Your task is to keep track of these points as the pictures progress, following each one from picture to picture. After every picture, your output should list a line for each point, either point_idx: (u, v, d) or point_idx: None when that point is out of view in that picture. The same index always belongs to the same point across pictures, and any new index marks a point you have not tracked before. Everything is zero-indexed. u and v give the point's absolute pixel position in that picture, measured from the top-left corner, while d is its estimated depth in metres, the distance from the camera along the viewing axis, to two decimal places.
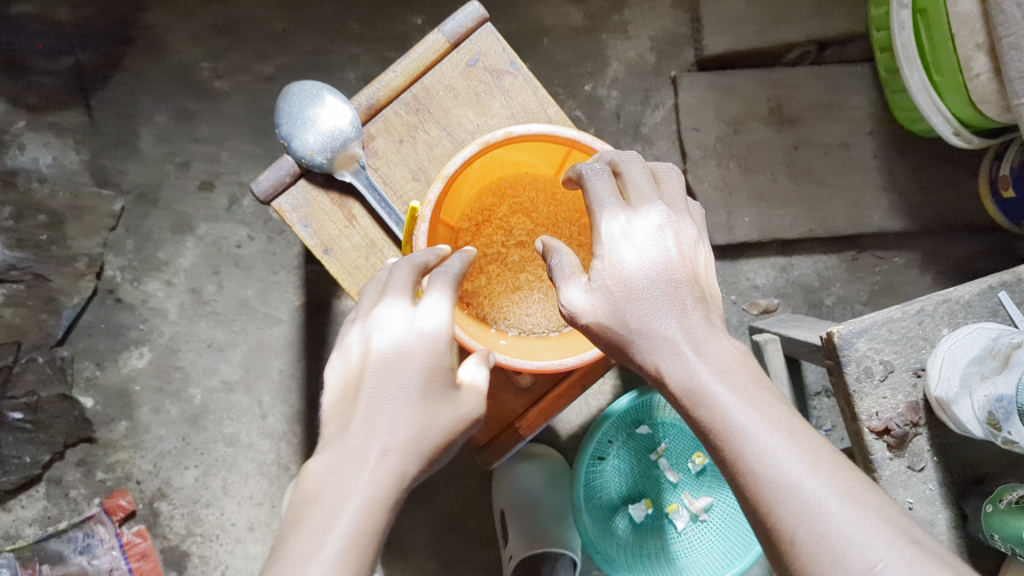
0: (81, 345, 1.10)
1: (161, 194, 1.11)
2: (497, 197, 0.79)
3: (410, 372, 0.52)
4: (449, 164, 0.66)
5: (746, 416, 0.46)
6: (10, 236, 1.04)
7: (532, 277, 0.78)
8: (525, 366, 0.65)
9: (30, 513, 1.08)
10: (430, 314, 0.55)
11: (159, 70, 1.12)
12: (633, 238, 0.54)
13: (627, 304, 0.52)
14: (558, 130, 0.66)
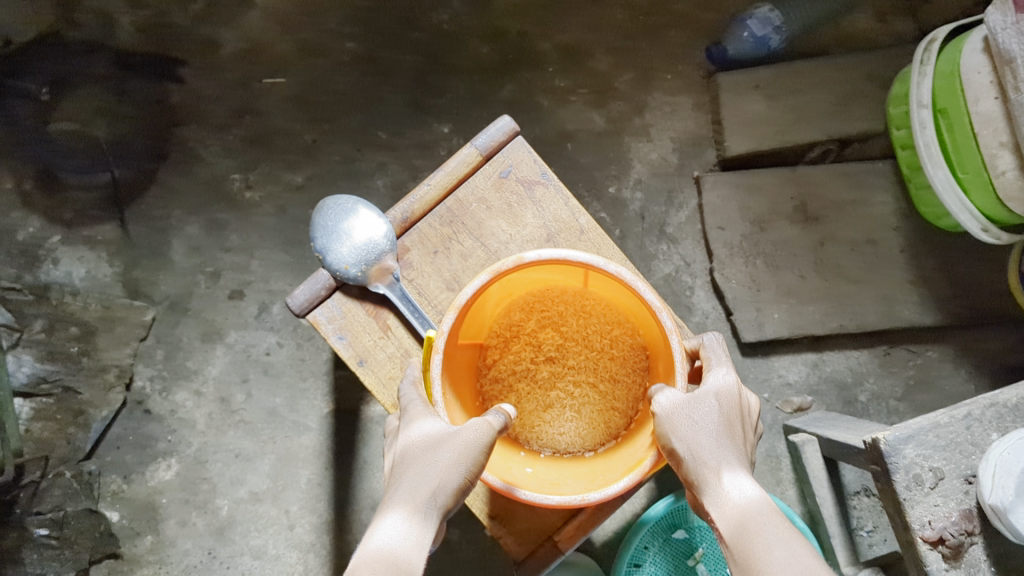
0: (108, 458, 1.09)
1: (191, 303, 1.12)
2: (525, 312, 0.77)
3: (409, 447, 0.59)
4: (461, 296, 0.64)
5: (768, 521, 0.51)
6: (42, 349, 1.08)
7: (563, 395, 0.75)
8: (544, 501, 0.61)
9: None
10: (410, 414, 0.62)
11: (191, 182, 1.14)
12: (726, 389, 0.60)
13: (713, 425, 0.57)
14: (568, 253, 0.64)
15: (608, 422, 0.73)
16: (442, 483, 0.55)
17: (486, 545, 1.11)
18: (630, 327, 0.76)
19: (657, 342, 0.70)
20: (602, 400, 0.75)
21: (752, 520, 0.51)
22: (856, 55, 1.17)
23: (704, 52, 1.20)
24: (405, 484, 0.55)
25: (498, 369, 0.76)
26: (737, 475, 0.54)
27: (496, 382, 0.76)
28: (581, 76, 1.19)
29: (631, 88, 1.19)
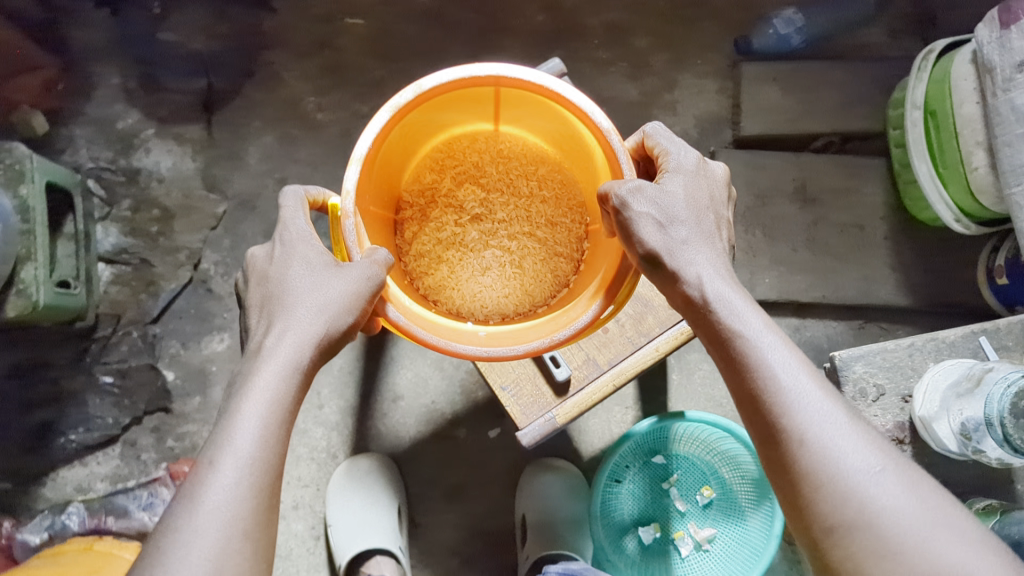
0: (170, 325, 1.25)
1: (258, 203, 1.28)
2: (438, 175, 0.91)
3: (296, 292, 0.67)
4: (362, 143, 0.69)
5: (757, 333, 0.64)
6: (127, 225, 1.25)
7: (497, 250, 0.90)
8: (506, 354, 0.68)
9: (103, 470, 1.22)
10: (302, 256, 0.69)
11: (272, 99, 1.30)
12: (692, 190, 0.70)
13: (686, 228, 0.68)
14: (471, 70, 0.71)
15: (555, 266, 0.88)
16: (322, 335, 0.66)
17: (486, 446, 1.27)
18: (550, 163, 0.91)
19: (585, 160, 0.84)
20: (540, 247, 0.90)
21: (749, 335, 0.64)
22: (867, 62, 1.32)
23: (732, 44, 1.35)
24: (271, 344, 0.65)
25: (428, 236, 0.89)
26: (706, 274, 0.67)
27: (424, 251, 0.89)
28: (621, 51, 1.34)
29: (664, 67, 1.35)
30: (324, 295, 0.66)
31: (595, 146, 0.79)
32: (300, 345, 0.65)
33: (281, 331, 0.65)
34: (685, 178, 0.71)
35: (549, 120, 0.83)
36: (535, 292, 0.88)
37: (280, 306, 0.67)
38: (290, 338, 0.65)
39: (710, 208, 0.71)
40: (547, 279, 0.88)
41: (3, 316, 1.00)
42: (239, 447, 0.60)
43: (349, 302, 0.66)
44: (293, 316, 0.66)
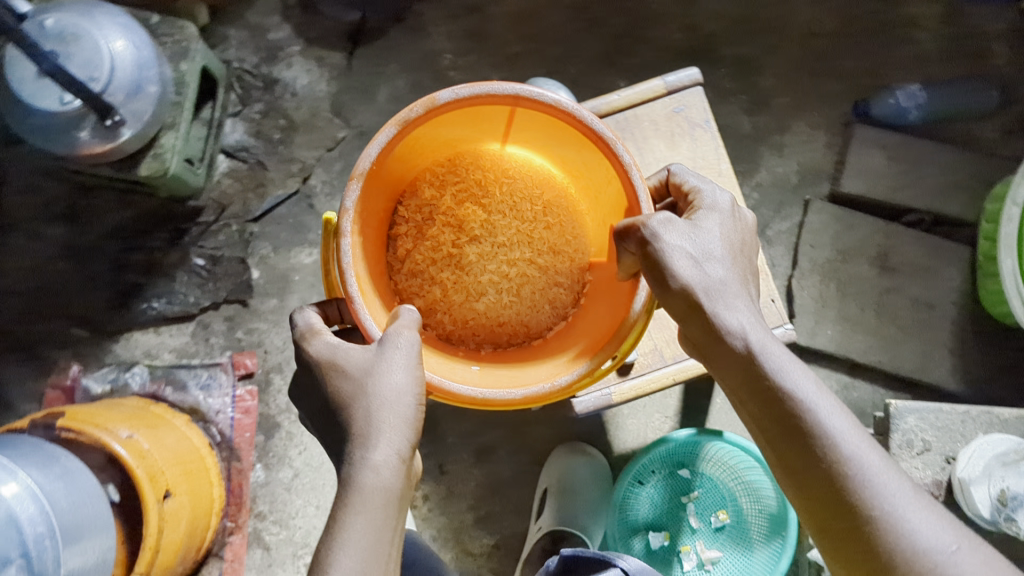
0: (267, 228, 1.32)
1: (375, 138, 1.35)
2: (438, 191, 0.96)
3: (365, 391, 0.68)
4: (363, 160, 0.76)
5: (811, 399, 0.67)
6: (253, 127, 1.33)
7: (494, 273, 0.95)
8: (493, 398, 0.74)
9: (173, 342, 1.29)
10: (353, 358, 0.71)
11: (413, 48, 1.37)
12: (726, 235, 0.75)
13: (720, 272, 0.72)
14: (492, 86, 0.77)
15: (552, 297, 0.95)
16: (404, 424, 0.68)
17: (526, 415, 1.33)
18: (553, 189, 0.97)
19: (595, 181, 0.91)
20: (540, 275, 0.95)
21: (803, 396, 0.67)
22: (976, 154, 1.36)
23: (851, 105, 1.40)
24: (356, 462, 0.65)
25: (423, 253, 0.94)
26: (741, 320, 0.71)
27: (417, 267, 0.94)
28: (745, 85, 1.40)
29: (782, 110, 1.40)
30: (382, 390, 0.68)
31: (609, 181, 0.87)
32: (396, 436, 0.67)
33: (370, 432, 0.66)
34: (722, 221, 0.76)
35: (560, 145, 0.90)
36: (529, 324, 0.94)
37: (358, 413, 0.68)
38: (383, 434, 0.66)
39: (740, 256, 0.75)
40: (544, 311, 0.95)
41: (135, 173, 1.08)
42: (359, 545, 0.61)
43: (409, 388, 0.69)
44: (374, 415, 0.67)
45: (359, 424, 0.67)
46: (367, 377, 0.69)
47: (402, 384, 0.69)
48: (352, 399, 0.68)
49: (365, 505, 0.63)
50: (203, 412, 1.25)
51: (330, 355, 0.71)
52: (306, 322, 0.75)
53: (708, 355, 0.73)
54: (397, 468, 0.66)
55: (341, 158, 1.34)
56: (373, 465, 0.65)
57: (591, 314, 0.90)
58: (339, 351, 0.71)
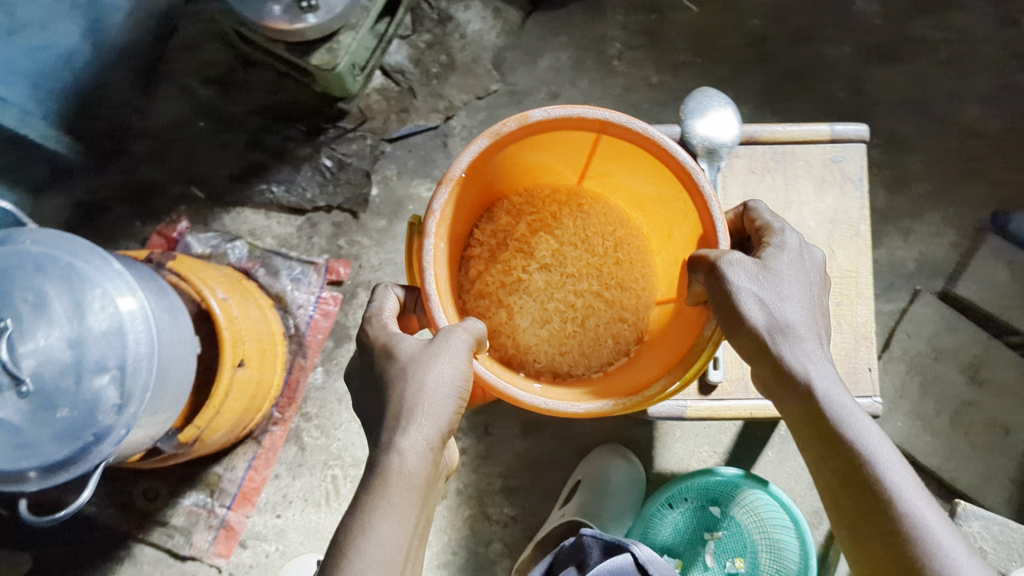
0: (398, 152, 1.35)
1: (524, 100, 1.37)
2: (513, 218, 0.96)
3: (404, 378, 0.69)
4: (456, 166, 0.76)
5: (871, 446, 0.67)
6: (415, 54, 1.36)
7: (561, 302, 0.94)
8: (556, 408, 0.73)
9: (278, 230, 1.32)
10: (403, 344, 0.71)
11: (587, 27, 1.39)
12: (798, 274, 0.74)
13: (787, 313, 0.71)
14: (584, 108, 0.77)
15: (616, 332, 0.93)
16: (439, 414, 0.68)
17: None
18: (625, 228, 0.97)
19: (671, 218, 0.89)
20: (606, 307, 0.94)
21: (860, 441, 0.67)
22: None
23: (990, 214, 1.38)
24: (386, 446, 0.66)
25: (492, 277, 0.94)
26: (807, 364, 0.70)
27: (485, 290, 0.93)
28: (892, 162, 1.40)
29: (920, 197, 1.39)
30: (424, 377, 0.68)
31: (684, 214, 0.85)
32: (428, 427, 0.67)
33: (403, 419, 0.67)
34: (791, 259, 0.74)
35: (639, 181, 0.90)
36: (591, 358, 0.92)
37: (396, 398, 0.68)
38: (416, 423, 0.67)
39: (810, 296, 0.74)
40: (606, 346, 0.93)
41: (306, 61, 1.12)
42: (374, 533, 0.63)
43: (454, 379, 0.69)
44: (409, 401, 0.68)
45: (396, 408, 0.68)
46: (410, 363, 0.69)
47: (440, 372, 0.68)
48: (394, 383, 0.69)
49: (384, 493, 0.64)
50: (287, 302, 1.29)
51: (383, 339, 0.73)
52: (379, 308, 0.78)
53: (774, 392, 0.73)
54: (424, 459, 0.66)
55: (486, 108, 1.36)
56: (399, 451, 0.66)
57: (652, 350, 0.87)
58: (393, 338, 0.73)
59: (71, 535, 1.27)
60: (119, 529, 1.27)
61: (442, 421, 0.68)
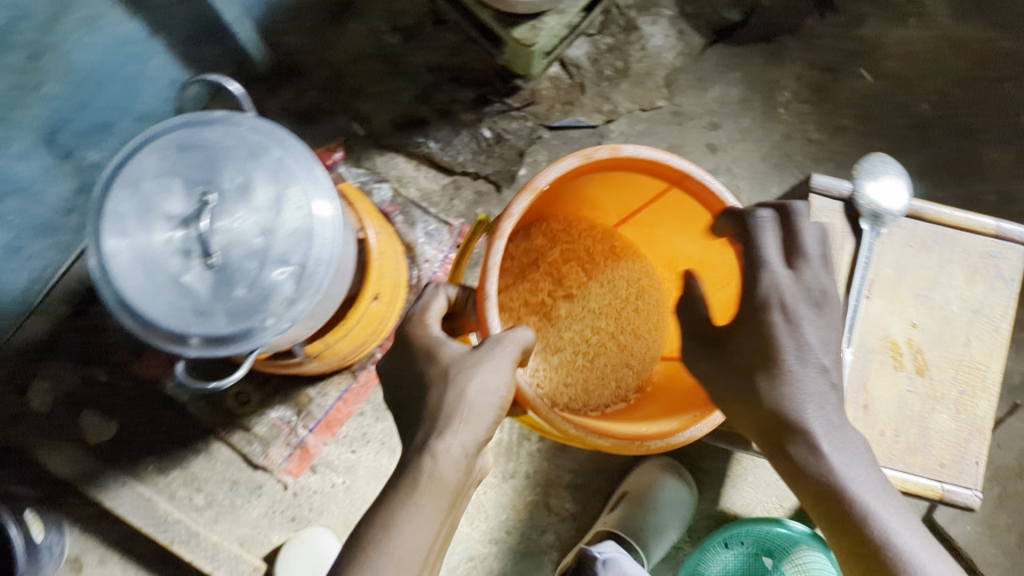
0: (554, 141, 1.39)
1: (685, 122, 1.40)
2: (551, 241, 1.11)
3: (444, 384, 0.72)
4: (541, 179, 0.84)
5: (878, 518, 0.71)
6: (595, 54, 1.40)
7: (575, 334, 1.11)
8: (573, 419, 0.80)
9: (424, 183, 1.37)
10: (446, 351, 0.75)
11: (762, 71, 1.42)
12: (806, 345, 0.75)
13: (782, 397, 0.74)
14: (662, 157, 0.85)
15: (621, 375, 1.08)
16: (477, 422, 0.71)
17: None
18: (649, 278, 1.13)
19: (704, 281, 1.03)
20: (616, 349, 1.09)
21: (869, 510, 0.71)
22: None
23: None
24: (421, 448, 0.70)
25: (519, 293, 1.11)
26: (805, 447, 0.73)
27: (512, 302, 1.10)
28: None
29: None
30: (467, 383, 0.71)
31: (725, 272, 0.97)
32: (465, 433, 0.70)
33: (441, 422, 0.70)
34: (784, 329, 0.75)
35: (683, 239, 1.04)
36: (592, 395, 1.05)
37: (436, 402, 0.72)
38: (454, 428, 0.70)
39: (815, 370, 0.75)
40: (608, 387, 1.07)
41: (509, 32, 1.17)
42: (400, 530, 0.66)
43: (496, 389, 0.72)
44: (450, 406, 0.71)
45: (435, 411, 0.71)
46: (455, 370, 0.73)
47: (482, 381, 0.72)
48: (435, 387, 0.73)
49: (414, 491, 0.67)
50: (416, 252, 1.31)
51: (429, 344, 0.76)
52: (424, 310, 0.80)
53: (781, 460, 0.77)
54: (458, 463, 0.70)
55: (647, 121, 1.40)
56: (433, 453, 0.69)
57: (653, 400, 1.00)
58: (438, 344, 0.76)
59: (159, 416, 1.31)
60: (205, 422, 1.30)
61: (479, 429, 0.71)
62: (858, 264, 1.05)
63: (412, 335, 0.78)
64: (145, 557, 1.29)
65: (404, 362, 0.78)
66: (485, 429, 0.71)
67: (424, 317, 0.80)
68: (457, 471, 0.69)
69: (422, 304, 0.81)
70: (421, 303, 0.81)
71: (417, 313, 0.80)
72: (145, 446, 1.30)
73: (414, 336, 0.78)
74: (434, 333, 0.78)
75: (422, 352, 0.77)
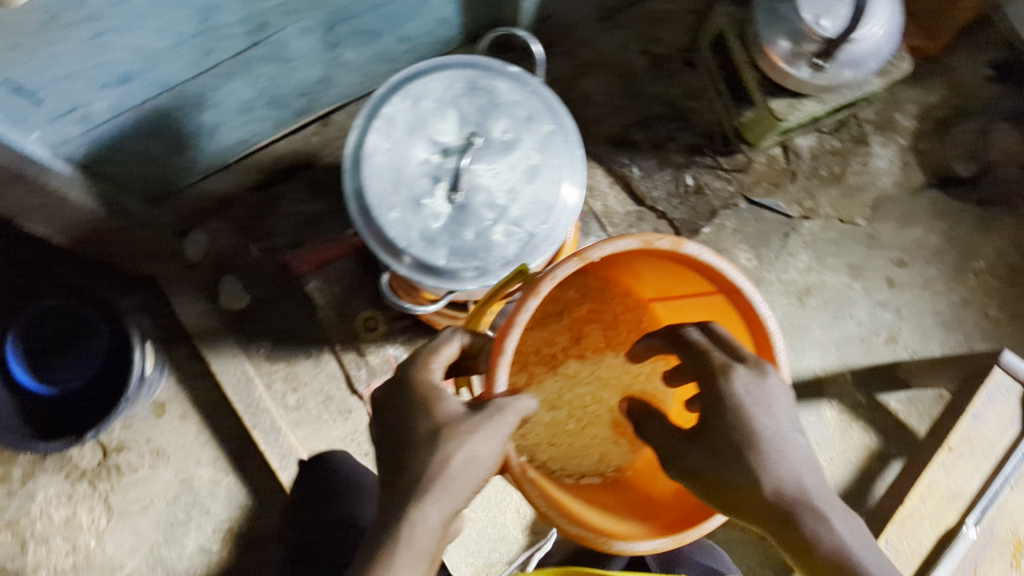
0: (748, 215, 1.39)
1: (875, 249, 1.40)
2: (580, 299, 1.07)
3: (431, 448, 0.67)
4: (596, 250, 0.75)
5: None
6: (820, 150, 1.41)
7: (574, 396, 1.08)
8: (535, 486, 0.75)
9: (612, 202, 1.37)
10: (440, 408, 0.69)
11: (967, 233, 1.42)
12: (784, 429, 0.74)
13: (774, 471, 0.71)
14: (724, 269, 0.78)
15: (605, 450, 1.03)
16: (455, 495, 0.66)
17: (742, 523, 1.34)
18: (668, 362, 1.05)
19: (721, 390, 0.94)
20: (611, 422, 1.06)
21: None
22: None
23: None
24: (400, 510, 0.65)
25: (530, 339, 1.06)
26: (812, 520, 0.69)
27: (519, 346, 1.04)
28: None
29: None
30: (454, 451, 0.66)
31: None
32: (442, 507, 0.65)
33: (417, 489, 0.65)
34: (765, 400, 0.73)
35: None
36: (574, 460, 1.01)
37: (421, 463, 0.67)
38: (435, 498, 0.65)
39: (796, 447, 0.74)
40: (589, 458, 1.01)
41: (767, 99, 1.19)
42: None
43: (484, 461, 0.67)
44: (434, 473, 0.66)
45: (418, 474, 0.66)
46: (450, 429, 0.67)
47: (472, 446, 0.67)
48: (417, 448, 0.68)
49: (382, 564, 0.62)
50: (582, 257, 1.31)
51: (423, 396, 0.71)
52: (434, 352, 0.75)
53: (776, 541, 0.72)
54: (431, 540, 0.64)
55: (840, 232, 1.40)
56: (407, 522, 0.64)
57: (633, 489, 0.93)
58: (433, 398, 0.71)
59: (288, 308, 1.34)
60: (327, 331, 1.33)
61: (457, 503, 0.66)
62: (1014, 452, 1.06)
63: (407, 379, 0.73)
64: (221, 428, 1.31)
65: (393, 403, 0.72)
66: (463, 501, 0.67)
67: (429, 361, 0.74)
68: (429, 548, 0.64)
69: (434, 347, 0.76)
70: (437, 343, 0.76)
71: (422, 356, 0.75)
72: (264, 329, 1.33)
73: (408, 382, 0.73)
74: (433, 384, 0.72)
75: (413, 402, 0.71)
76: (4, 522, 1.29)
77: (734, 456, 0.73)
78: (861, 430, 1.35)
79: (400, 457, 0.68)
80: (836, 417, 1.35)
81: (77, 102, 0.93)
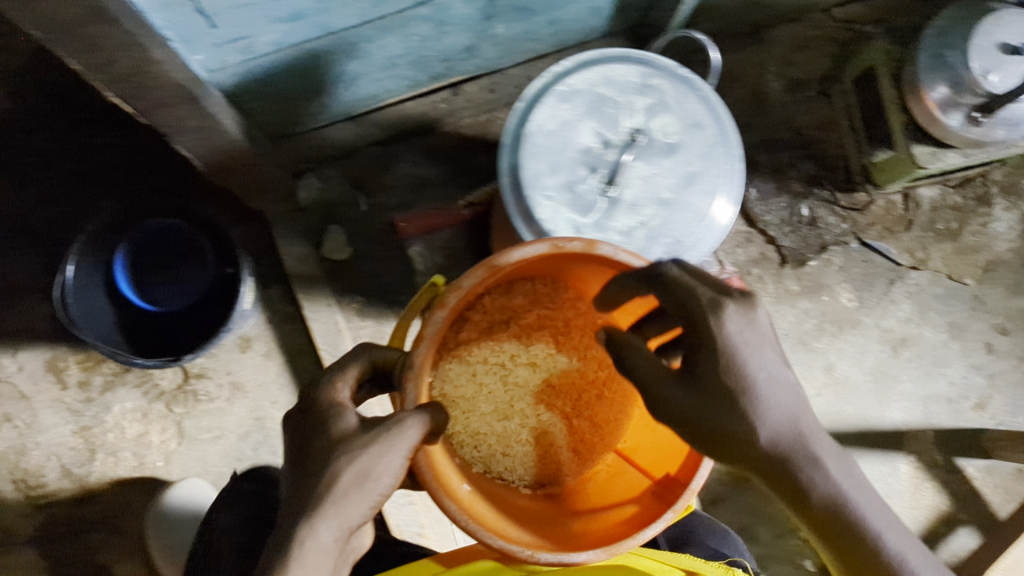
0: (857, 255, 1.37)
1: (979, 312, 1.38)
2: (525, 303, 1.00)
3: (319, 467, 0.69)
4: (505, 256, 0.75)
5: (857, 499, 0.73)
6: (941, 203, 1.38)
7: (528, 407, 0.98)
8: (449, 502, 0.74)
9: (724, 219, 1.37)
10: (339, 426, 0.71)
11: None
12: (777, 371, 0.71)
13: (767, 408, 0.70)
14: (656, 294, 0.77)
15: (560, 457, 0.96)
16: (346, 510, 0.68)
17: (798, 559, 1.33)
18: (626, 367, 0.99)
19: None
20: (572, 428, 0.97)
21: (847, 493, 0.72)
22: None
23: None
24: (292, 526, 0.67)
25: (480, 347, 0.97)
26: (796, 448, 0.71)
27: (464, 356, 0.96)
28: None
29: None
30: (345, 467, 0.68)
31: None
32: (332, 524, 0.67)
33: (307, 507, 0.67)
34: (753, 340, 0.70)
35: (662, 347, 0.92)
36: (529, 468, 0.96)
37: (313, 481, 0.68)
38: (325, 514, 0.67)
39: (784, 384, 0.71)
40: (543, 466, 0.96)
41: (909, 144, 1.18)
42: None
43: (380, 477, 0.68)
44: (321, 492, 0.67)
45: (311, 492, 0.68)
46: (337, 448, 0.69)
47: (360, 463, 0.68)
48: (305, 466, 0.69)
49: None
50: None
51: (320, 411, 0.72)
52: (339, 370, 0.76)
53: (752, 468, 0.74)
54: (323, 555, 0.67)
55: (945, 288, 1.38)
56: (297, 538, 0.66)
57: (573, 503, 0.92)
58: (332, 414, 0.72)
59: (385, 266, 1.34)
60: None
61: (350, 518, 0.68)
62: None
63: (310, 394, 0.74)
64: (301, 374, 1.32)
65: (300, 420, 0.73)
66: (358, 518, 0.69)
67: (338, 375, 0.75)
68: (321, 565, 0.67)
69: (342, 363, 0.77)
70: (346, 359, 0.77)
71: (333, 371, 0.76)
72: (359, 282, 1.33)
73: (311, 398, 0.74)
74: (335, 399, 0.73)
75: (311, 421, 0.72)
76: (78, 428, 1.30)
77: (727, 407, 0.70)
78: (934, 491, 1.34)
79: (295, 475, 0.70)
80: (911, 473, 1.34)
81: (244, 32, 0.92)
